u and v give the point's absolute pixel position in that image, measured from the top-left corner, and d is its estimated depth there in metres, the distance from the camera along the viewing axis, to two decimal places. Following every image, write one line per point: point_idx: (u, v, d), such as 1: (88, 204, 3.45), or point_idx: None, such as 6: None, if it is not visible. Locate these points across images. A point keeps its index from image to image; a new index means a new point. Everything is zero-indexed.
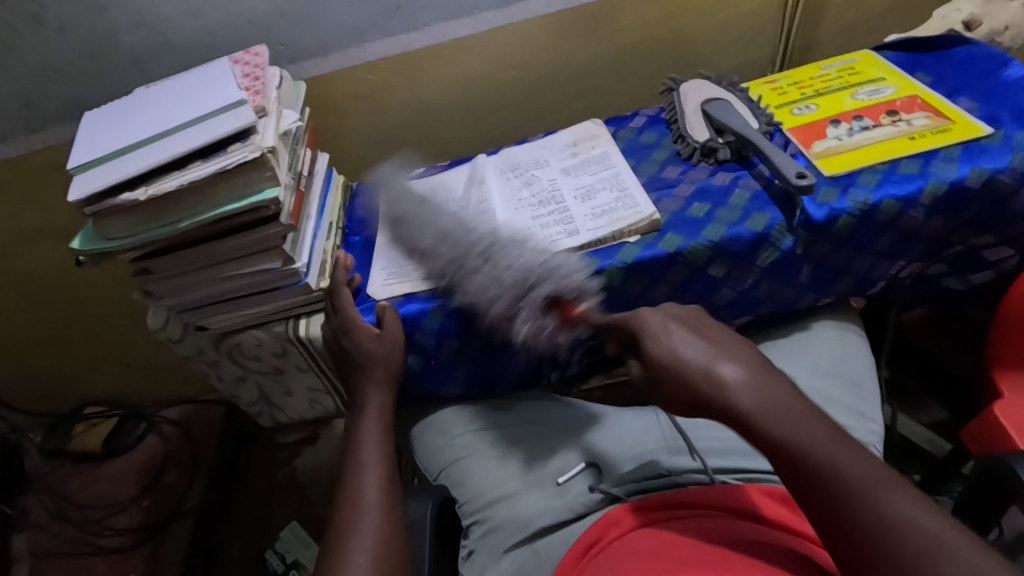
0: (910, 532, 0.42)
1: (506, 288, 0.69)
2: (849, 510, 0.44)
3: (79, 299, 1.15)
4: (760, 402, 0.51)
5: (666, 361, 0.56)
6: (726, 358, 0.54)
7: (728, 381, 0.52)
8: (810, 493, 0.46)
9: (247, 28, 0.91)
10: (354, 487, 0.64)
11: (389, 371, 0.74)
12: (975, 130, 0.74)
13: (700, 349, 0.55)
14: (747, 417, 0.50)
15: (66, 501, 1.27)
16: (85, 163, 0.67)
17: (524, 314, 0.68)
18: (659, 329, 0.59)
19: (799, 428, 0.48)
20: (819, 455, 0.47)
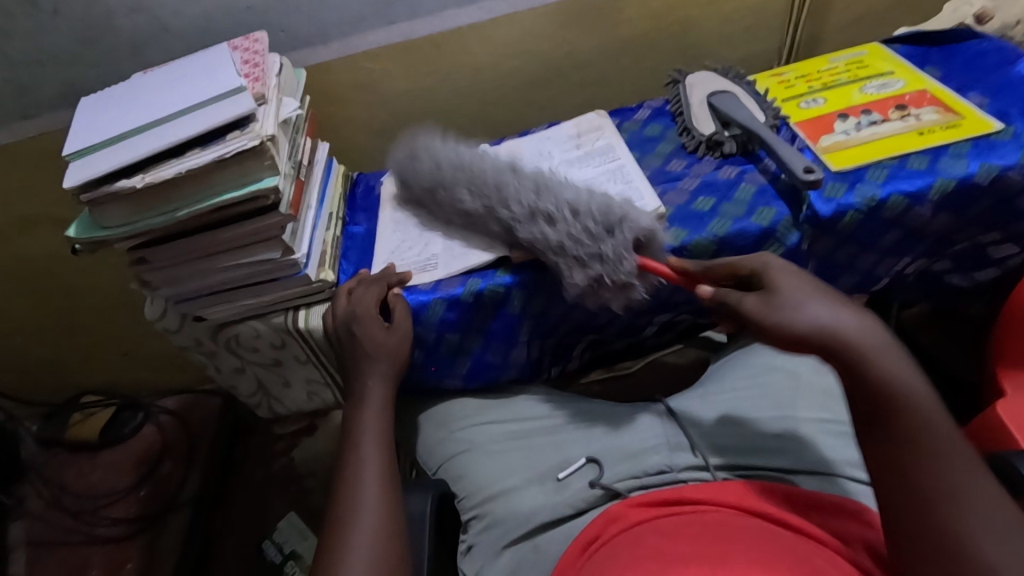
0: (983, 511, 0.45)
1: (594, 224, 0.69)
2: (917, 476, 0.47)
3: (76, 287, 1.14)
4: (886, 357, 0.51)
5: (784, 313, 0.56)
6: (847, 309, 0.55)
7: (846, 328, 0.53)
8: (896, 459, 0.49)
9: (246, 14, 0.89)
10: (353, 481, 0.62)
11: (395, 364, 0.73)
12: (984, 126, 0.73)
13: (822, 304, 0.55)
14: (865, 366, 0.51)
15: (62, 490, 1.24)
16: (80, 150, 0.66)
17: (603, 250, 0.68)
18: (775, 274, 0.60)
19: (909, 382, 0.50)
20: (916, 411, 0.49)
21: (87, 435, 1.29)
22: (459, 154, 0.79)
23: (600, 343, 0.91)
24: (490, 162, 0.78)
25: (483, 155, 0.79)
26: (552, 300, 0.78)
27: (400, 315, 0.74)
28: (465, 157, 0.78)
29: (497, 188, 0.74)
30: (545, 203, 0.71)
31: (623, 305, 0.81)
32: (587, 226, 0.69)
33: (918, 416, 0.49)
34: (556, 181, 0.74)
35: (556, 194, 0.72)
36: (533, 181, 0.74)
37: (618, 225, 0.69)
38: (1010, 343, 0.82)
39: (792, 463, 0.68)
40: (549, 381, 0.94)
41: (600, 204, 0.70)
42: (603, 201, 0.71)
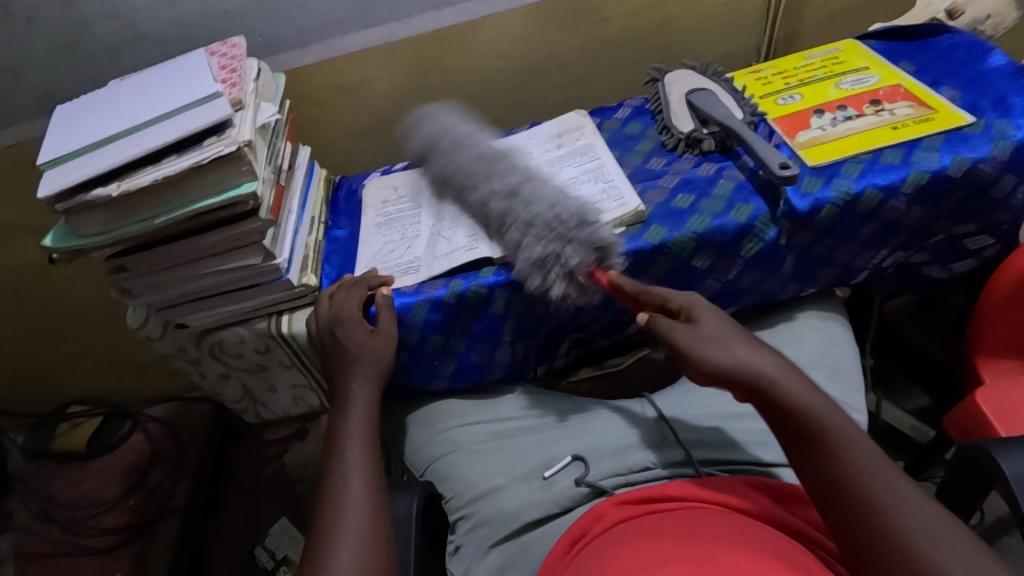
0: (917, 520, 0.47)
1: (561, 228, 0.69)
2: (858, 495, 0.49)
3: (58, 297, 1.13)
4: (799, 386, 0.55)
5: (709, 353, 0.58)
6: (762, 348, 0.59)
7: (757, 366, 0.57)
8: (832, 482, 0.51)
9: (223, 18, 0.89)
10: (339, 485, 0.62)
11: (380, 367, 0.73)
12: (956, 119, 0.74)
13: (746, 348, 0.58)
14: (789, 393, 0.55)
15: (50, 502, 1.24)
16: (55, 159, 0.65)
17: (568, 253, 0.68)
18: (698, 307, 0.63)
19: (823, 404, 0.54)
20: (837, 437, 0.52)
21: (75, 445, 1.28)
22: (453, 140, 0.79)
23: (584, 342, 0.92)
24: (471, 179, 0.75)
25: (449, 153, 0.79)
26: (535, 300, 0.78)
27: (388, 321, 0.74)
28: (479, 145, 0.78)
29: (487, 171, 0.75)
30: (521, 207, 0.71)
31: (605, 304, 0.81)
32: (559, 219, 0.69)
33: (839, 436, 0.52)
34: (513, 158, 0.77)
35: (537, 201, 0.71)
36: (517, 174, 0.74)
37: (588, 225, 0.70)
38: (987, 332, 0.83)
39: (774, 457, 0.69)
40: (536, 380, 0.94)
41: (578, 214, 0.70)
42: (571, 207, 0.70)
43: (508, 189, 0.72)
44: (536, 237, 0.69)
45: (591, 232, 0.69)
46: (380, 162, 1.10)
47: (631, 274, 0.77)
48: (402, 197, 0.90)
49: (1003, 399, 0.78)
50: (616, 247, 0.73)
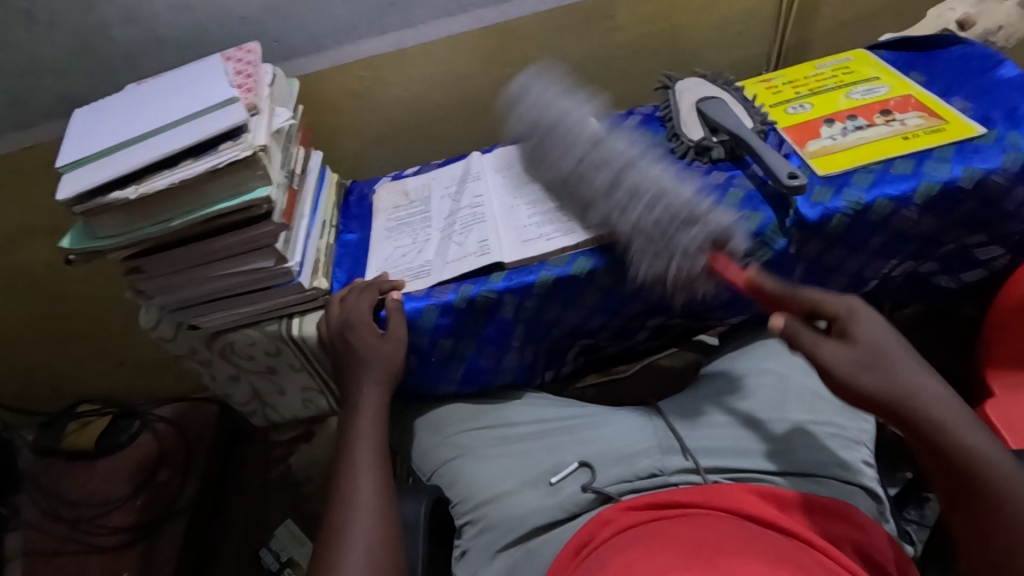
0: None
1: (679, 209, 0.70)
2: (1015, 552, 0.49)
3: (72, 297, 1.15)
4: (964, 428, 0.54)
5: (869, 375, 0.58)
6: (921, 376, 0.57)
7: (915, 394, 0.56)
8: (982, 532, 0.51)
9: (239, 24, 0.90)
10: (348, 487, 0.63)
11: (390, 370, 0.73)
12: (968, 130, 0.74)
13: (906, 371, 0.57)
14: (947, 432, 0.54)
15: (58, 500, 1.24)
16: (74, 162, 0.66)
17: (690, 239, 0.69)
18: (863, 322, 0.61)
19: (986, 446, 0.53)
20: (1004, 486, 0.51)
21: (83, 443, 1.29)
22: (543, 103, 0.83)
23: (592, 348, 0.92)
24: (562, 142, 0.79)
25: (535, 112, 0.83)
26: (544, 306, 0.79)
27: (399, 326, 0.75)
28: (554, 112, 0.81)
29: (599, 168, 0.75)
30: (628, 199, 0.72)
31: (614, 310, 0.82)
32: (667, 218, 0.70)
33: (1010, 495, 0.51)
34: (643, 164, 0.75)
35: (641, 180, 0.73)
36: (623, 154, 0.75)
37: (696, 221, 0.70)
38: (1000, 344, 0.83)
39: (781, 466, 0.68)
40: (543, 385, 0.94)
41: (671, 202, 0.71)
42: (661, 197, 0.71)
43: (613, 179, 0.74)
44: (661, 215, 0.70)
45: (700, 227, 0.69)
46: (391, 167, 1.10)
47: (639, 281, 0.78)
48: (412, 200, 0.91)
49: (1015, 411, 0.78)
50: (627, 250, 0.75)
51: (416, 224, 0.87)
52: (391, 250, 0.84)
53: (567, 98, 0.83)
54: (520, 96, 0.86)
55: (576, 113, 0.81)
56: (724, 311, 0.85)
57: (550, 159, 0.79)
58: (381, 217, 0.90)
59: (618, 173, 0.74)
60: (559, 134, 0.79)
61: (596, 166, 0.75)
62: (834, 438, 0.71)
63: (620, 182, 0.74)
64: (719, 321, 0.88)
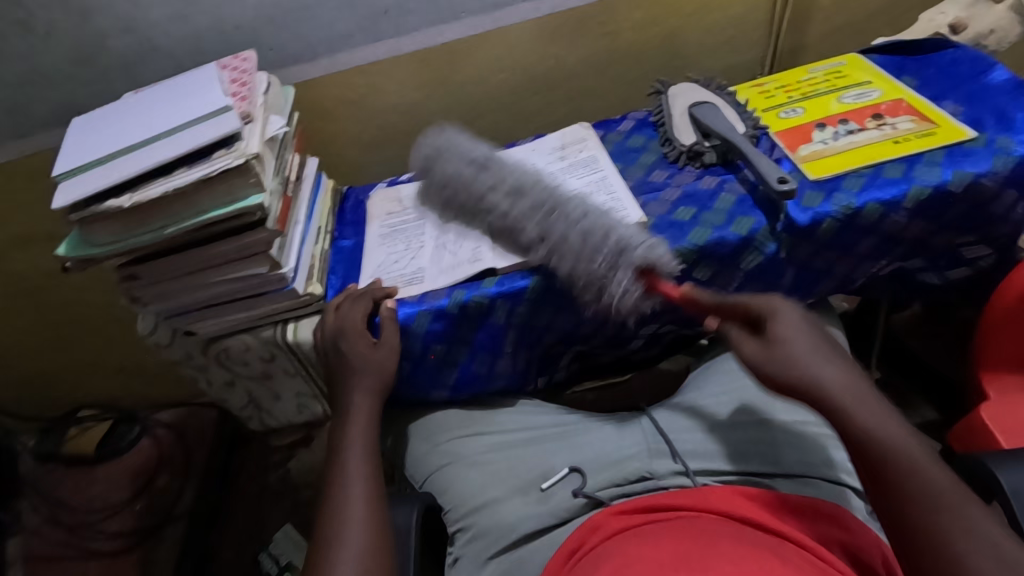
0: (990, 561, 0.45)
1: (605, 246, 0.69)
2: (918, 529, 0.48)
3: (71, 304, 1.16)
4: (867, 411, 0.54)
5: (785, 363, 0.58)
6: (827, 362, 0.58)
7: (827, 382, 0.57)
8: (891, 512, 0.50)
9: (234, 33, 0.91)
10: (341, 495, 0.63)
11: (383, 378, 0.74)
12: (958, 134, 0.74)
13: (817, 359, 0.58)
14: (851, 415, 0.54)
15: (59, 505, 1.25)
16: (70, 171, 0.67)
17: (620, 272, 0.69)
18: (780, 317, 0.61)
19: (884, 426, 0.53)
20: (906, 465, 0.51)
21: (83, 449, 1.30)
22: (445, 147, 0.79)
23: (586, 354, 0.92)
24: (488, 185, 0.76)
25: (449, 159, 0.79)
26: (537, 311, 0.79)
27: (390, 334, 0.75)
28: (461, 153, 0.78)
29: (517, 198, 0.75)
30: (557, 228, 0.71)
31: (607, 315, 0.82)
32: (609, 245, 0.70)
33: (912, 476, 0.50)
34: (569, 201, 0.73)
35: (562, 227, 0.71)
36: (539, 201, 0.73)
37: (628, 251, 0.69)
38: (994, 346, 0.83)
39: (769, 468, 0.69)
40: (537, 391, 0.94)
41: (594, 235, 0.70)
42: (592, 231, 0.70)
43: (547, 204, 0.73)
44: (586, 257, 0.70)
45: (632, 256, 0.69)
46: (386, 172, 1.11)
47: None
48: (406, 206, 0.92)
49: (1009, 413, 0.78)
50: None
51: (411, 230, 0.87)
52: (386, 256, 0.84)
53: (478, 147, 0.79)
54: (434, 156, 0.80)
55: (495, 161, 0.78)
56: None
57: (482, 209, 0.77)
58: (376, 223, 0.90)
59: (546, 203, 0.73)
60: (479, 190, 0.76)
61: (521, 217, 0.74)
62: (822, 437, 0.71)
63: (554, 211, 0.73)
64: (711, 325, 0.88)
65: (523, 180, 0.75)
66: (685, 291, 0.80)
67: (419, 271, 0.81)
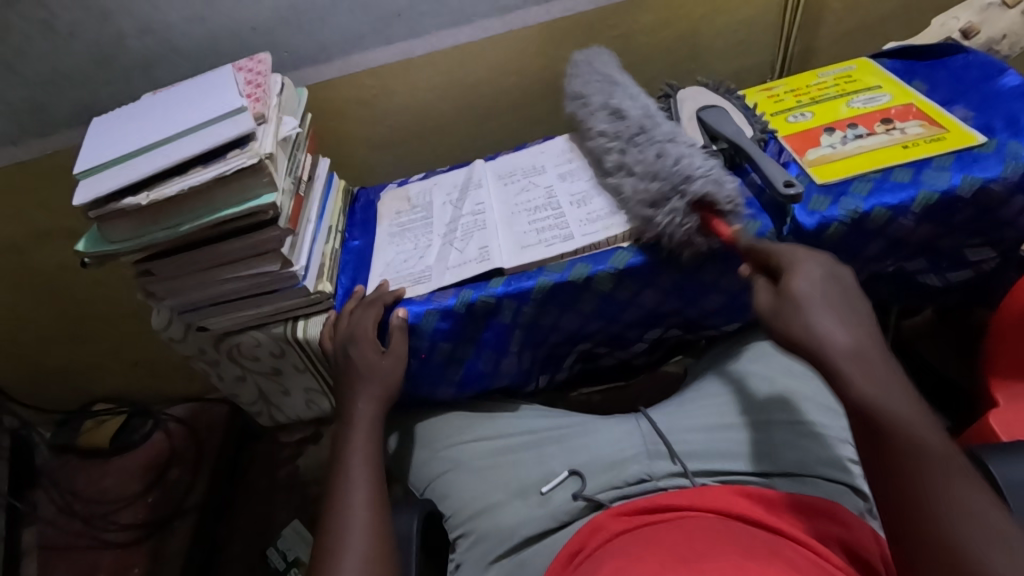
0: (978, 528, 0.44)
1: (665, 175, 0.72)
2: (912, 498, 0.47)
3: (88, 298, 1.18)
4: (873, 376, 0.53)
5: (791, 320, 0.58)
6: (839, 327, 0.57)
7: (837, 343, 0.56)
8: (886, 476, 0.49)
9: (250, 34, 0.93)
10: (343, 503, 0.65)
11: (388, 384, 0.76)
12: (968, 139, 0.74)
13: (822, 317, 0.58)
14: (855, 379, 0.53)
15: (73, 496, 1.28)
16: (89, 168, 0.69)
17: (670, 204, 0.71)
18: (799, 273, 0.61)
19: (888, 393, 0.52)
20: (904, 432, 0.50)
21: (98, 441, 1.32)
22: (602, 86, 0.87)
23: (590, 354, 0.92)
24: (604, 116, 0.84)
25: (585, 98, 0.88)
26: (543, 311, 0.80)
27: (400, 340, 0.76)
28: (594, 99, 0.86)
29: (626, 124, 0.80)
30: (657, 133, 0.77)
31: (612, 316, 0.83)
32: (669, 172, 0.72)
33: (919, 444, 0.49)
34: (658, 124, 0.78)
35: (653, 145, 0.76)
36: (626, 131, 0.80)
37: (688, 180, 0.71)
38: (1002, 352, 0.82)
39: (766, 468, 0.69)
40: (538, 390, 0.96)
41: (658, 172, 0.73)
42: (680, 154, 0.73)
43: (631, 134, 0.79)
44: (638, 198, 0.74)
45: (692, 185, 0.70)
46: (396, 173, 1.12)
47: (636, 287, 0.78)
48: (416, 206, 0.93)
49: (1016, 419, 0.77)
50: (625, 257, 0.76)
51: (420, 230, 0.88)
52: (396, 255, 0.86)
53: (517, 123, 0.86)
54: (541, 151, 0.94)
55: (628, 93, 0.85)
56: (721, 318, 0.85)
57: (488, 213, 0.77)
58: (386, 223, 0.92)
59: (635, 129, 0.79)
60: (589, 120, 0.86)
61: (600, 151, 0.82)
62: (820, 437, 0.71)
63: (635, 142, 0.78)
64: (716, 328, 0.88)
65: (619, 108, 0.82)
66: (690, 292, 0.80)
67: (426, 271, 0.82)
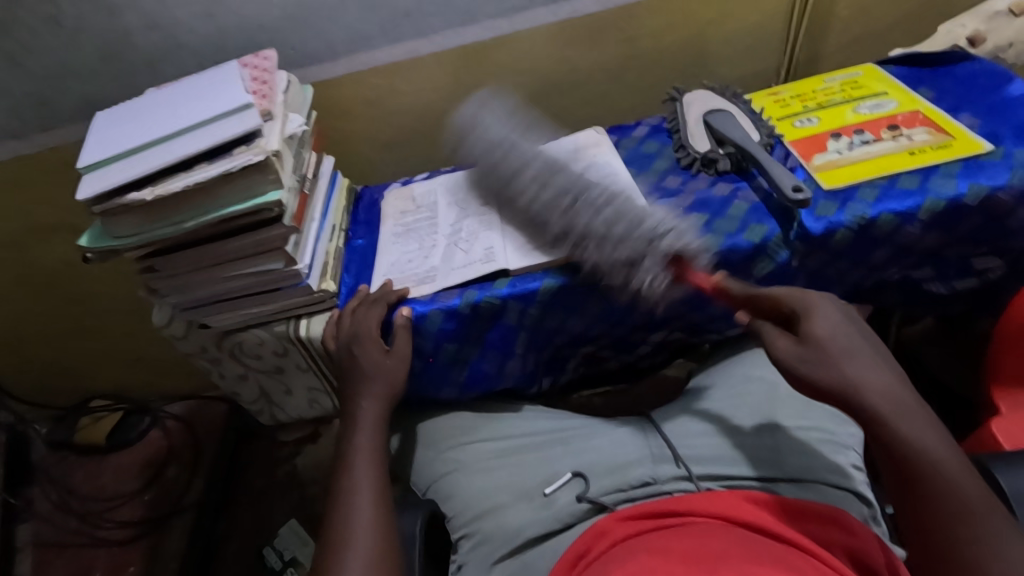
0: (1014, 572, 0.48)
1: (635, 236, 0.70)
2: (949, 546, 0.51)
3: (88, 294, 1.17)
4: (906, 421, 0.56)
5: (821, 365, 0.59)
6: (872, 371, 0.59)
7: (871, 387, 0.58)
8: (922, 521, 0.53)
9: (256, 32, 0.92)
10: (346, 504, 0.64)
11: (393, 387, 0.75)
12: (975, 147, 0.74)
13: (854, 362, 0.59)
14: (890, 425, 0.56)
15: (69, 493, 1.27)
16: (93, 163, 0.69)
17: (650, 259, 0.69)
18: (821, 316, 0.62)
19: (923, 436, 0.55)
20: (939, 475, 0.53)
21: (94, 438, 1.30)
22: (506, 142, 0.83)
23: (593, 357, 0.92)
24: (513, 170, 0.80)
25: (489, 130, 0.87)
26: (547, 313, 0.80)
27: (404, 343, 0.77)
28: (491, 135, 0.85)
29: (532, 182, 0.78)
30: (562, 197, 0.75)
31: (617, 319, 0.82)
32: (635, 236, 0.70)
33: (954, 489, 0.52)
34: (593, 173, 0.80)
35: (610, 190, 0.75)
36: (564, 185, 0.76)
37: (654, 241, 0.69)
38: (1005, 360, 0.83)
39: (774, 472, 0.68)
40: (540, 393, 0.95)
41: (630, 220, 0.71)
42: (634, 217, 0.71)
43: (576, 191, 0.75)
44: (615, 247, 0.70)
45: (655, 246, 0.69)
46: (400, 172, 1.12)
47: None
48: (421, 206, 0.93)
49: (1019, 427, 0.77)
50: None
51: (424, 229, 0.88)
52: (400, 254, 0.85)
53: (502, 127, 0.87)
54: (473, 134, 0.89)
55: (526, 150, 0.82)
56: (725, 322, 0.85)
57: (511, 193, 0.80)
58: (390, 222, 0.91)
59: (574, 188, 0.75)
60: (512, 172, 0.79)
61: (523, 187, 0.78)
62: (826, 443, 0.70)
63: (581, 198, 0.75)
64: (719, 332, 0.88)
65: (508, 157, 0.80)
66: (695, 296, 0.80)
67: (431, 271, 0.81)
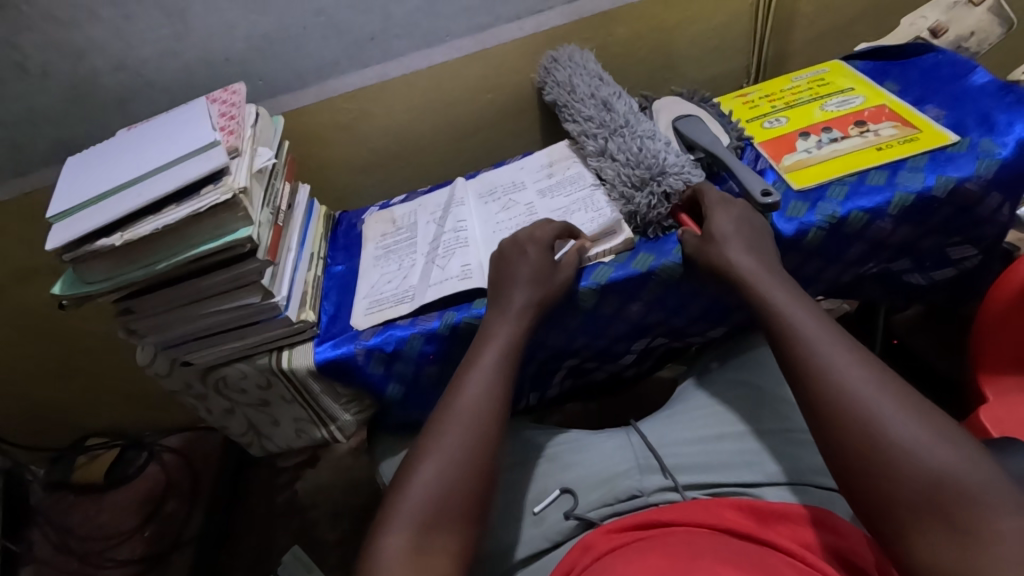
0: (863, 377, 0.53)
1: (647, 165, 0.79)
2: (804, 366, 0.56)
3: (78, 333, 1.18)
4: (769, 285, 0.63)
5: (712, 252, 0.68)
6: (744, 250, 0.67)
7: (743, 264, 0.65)
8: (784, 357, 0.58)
9: (225, 65, 0.93)
10: (432, 442, 0.60)
11: (519, 289, 0.70)
12: (941, 139, 0.74)
13: (738, 248, 0.67)
14: (761, 290, 0.63)
15: (68, 533, 1.26)
16: (63, 212, 0.69)
17: (649, 192, 0.77)
18: (717, 216, 0.70)
19: (782, 295, 0.62)
20: (790, 318, 0.60)
21: (93, 476, 1.31)
22: (588, 81, 0.93)
23: (580, 369, 0.92)
24: (575, 81, 0.94)
25: (567, 85, 0.94)
26: (529, 330, 0.80)
27: (518, 246, 0.73)
28: (581, 89, 0.92)
29: (603, 124, 0.87)
30: (632, 129, 0.85)
31: (597, 331, 0.82)
32: (643, 174, 0.79)
33: (800, 325, 0.59)
34: (640, 123, 0.86)
35: (637, 140, 0.83)
36: (612, 122, 0.87)
37: (668, 176, 0.78)
38: (987, 347, 0.83)
39: (757, 477, 0.68)
40: (528, 407, 0.95)
41: (646, 158, 0.80)
42: (650, 157, 0.80)
43: (613, 125, 0.86)
44: (627, 180, 0.80)
45: (666, 181, 0.78)
46: (378, 195, 1.12)
47: (621, 301, 0.78)
48: (399, 227, 0.93)
49: (1006, 414, 0.77)
50: (607, 272, 0.75)
51: (403, 251, 0.88)
52: (380, 278, 0.86)
53: (593, 68, 0.96)
54: (559, 65, 0.97)
55: (598, 82, 0.93)
56: (706, 324, 0.85)
57: (581, 141, 0.89)
58: (370, 245, 0.92)
59: (612, 124, 0.86)
60: (573, 106, 0.92)
61: (595, 99, 0.90)
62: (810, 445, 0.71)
63: (616, 134, 0.85)
64: (701, 334, 0.88)
65: (612, 103, 0.89)
66: (674, 302, 0.80)
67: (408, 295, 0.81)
